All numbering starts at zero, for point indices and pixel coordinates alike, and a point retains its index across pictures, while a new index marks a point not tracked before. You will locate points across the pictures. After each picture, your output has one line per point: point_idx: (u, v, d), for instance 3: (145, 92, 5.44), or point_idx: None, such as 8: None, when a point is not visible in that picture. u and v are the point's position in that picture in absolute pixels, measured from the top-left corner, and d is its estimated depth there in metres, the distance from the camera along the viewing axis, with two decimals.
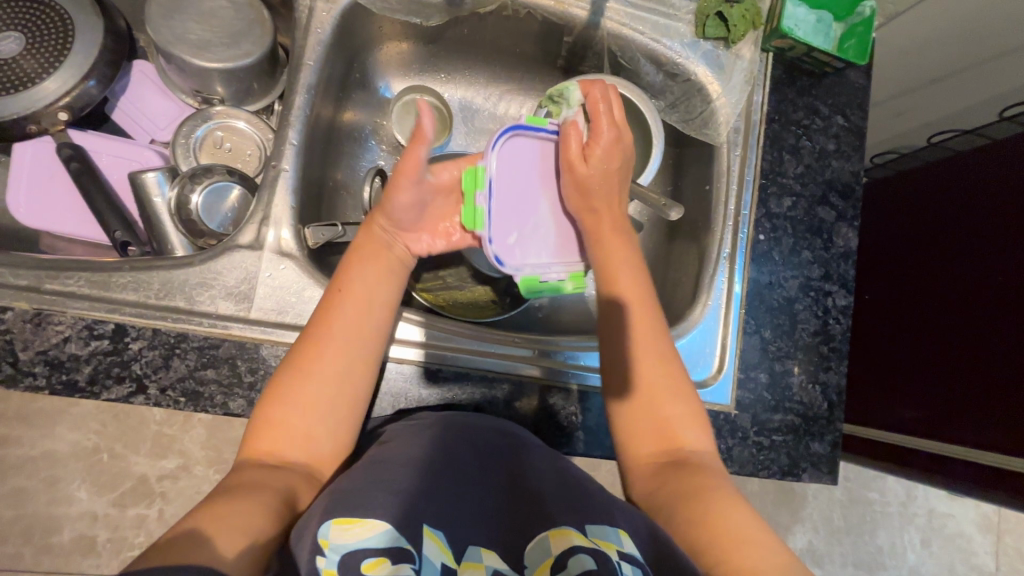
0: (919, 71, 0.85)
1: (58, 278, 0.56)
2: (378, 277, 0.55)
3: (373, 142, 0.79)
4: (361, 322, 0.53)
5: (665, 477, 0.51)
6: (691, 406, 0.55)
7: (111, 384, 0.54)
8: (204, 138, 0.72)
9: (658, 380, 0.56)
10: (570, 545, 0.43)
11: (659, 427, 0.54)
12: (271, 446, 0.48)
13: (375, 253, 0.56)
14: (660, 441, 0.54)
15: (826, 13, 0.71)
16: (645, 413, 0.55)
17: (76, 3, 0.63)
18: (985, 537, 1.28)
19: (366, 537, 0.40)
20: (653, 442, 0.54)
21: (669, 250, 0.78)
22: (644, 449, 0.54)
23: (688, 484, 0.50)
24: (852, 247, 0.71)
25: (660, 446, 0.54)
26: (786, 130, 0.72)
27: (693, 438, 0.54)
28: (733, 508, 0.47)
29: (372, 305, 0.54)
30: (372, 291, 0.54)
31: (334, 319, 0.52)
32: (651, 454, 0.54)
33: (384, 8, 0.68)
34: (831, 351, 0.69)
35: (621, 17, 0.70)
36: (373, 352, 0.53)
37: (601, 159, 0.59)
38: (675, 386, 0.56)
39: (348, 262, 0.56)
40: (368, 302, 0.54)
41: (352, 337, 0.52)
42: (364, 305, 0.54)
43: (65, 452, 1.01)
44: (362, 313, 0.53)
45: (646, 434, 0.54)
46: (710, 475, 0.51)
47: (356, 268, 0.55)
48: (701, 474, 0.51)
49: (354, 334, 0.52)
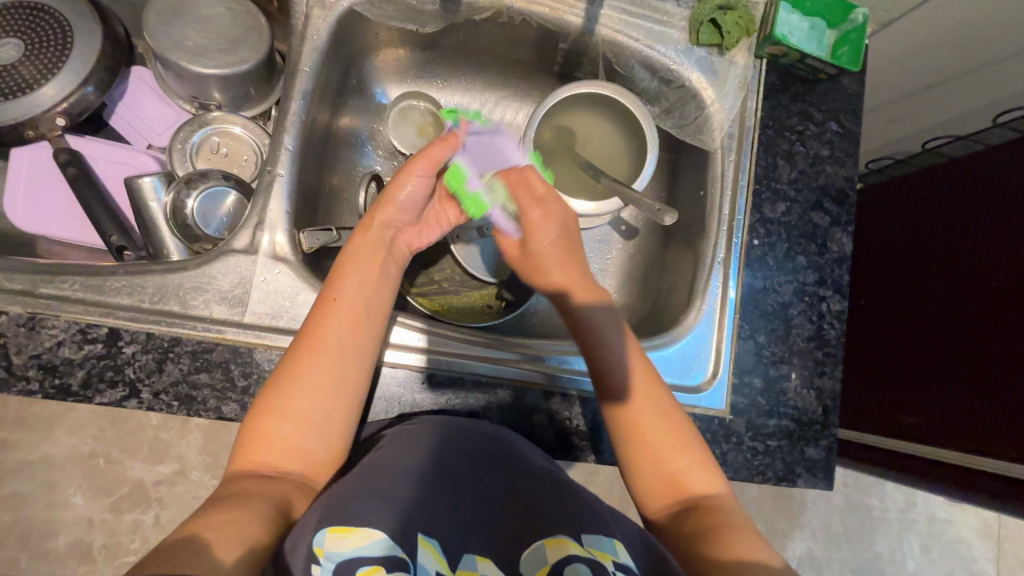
0: (914, 78, 0.86)
1: (53, 282, 0.56)
2: (375, 282, 0.56)
3: (370, 147, 0.80)
4: (352, 326, 0.53)
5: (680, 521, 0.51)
6: (694, 453, 0.54)
7: (104, 388, 0.54)
8: (201, 143, 0.72)
9: (659, 432, 0.54)
10: (566, 554, 0.43)
11: (655, 475, 0.53)
12: (264, 457, 0.48)
13: (368, 254, 0.56)
14: (670, 493, 0.53)
15: (820, 20, 0.71)
16: (649, 466, 0.54)
17: (75, 10, 0.64)
18: (985, 543, 1.27)
19: (362, 544, 0.40)
20: (663, 493, 0.53)
21: (663, 255, 0.79)
22: (658, 506, 0.53)
23: (707, 523, 0.49)
24: (846, 252, 0.71)
25: (666, 501, 0.53)
26: (781, 136, 0.72)
27: (702, 485, 0.53)
28: (742, 542, 0.47)
29: (365, 309, 0.54)
30: (368, 298, 0.55)
31: (325, 325, 0.52)
32: (664, 507, 0.53)
33: (379, 15, 0.69)
34: (825, 356, 0.69)
35: (615, 23, 0.70)
36: (366, 354, 0.53)
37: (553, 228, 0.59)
38: (672, 433, 0.55)
39: (339, 269, 0.55)
40: (361, 306, 0.54)
41: (342, 341, 0.52)
42: (357, 310, 0.54)
43: (62, 457, 1.01)
44: (356, 319, 0.53)
45: (655, 488, 0.53)
46: (729, 517, 0.50)
47: (348, 277, 0.54)
48: (712, 514, 0.50)
49: (345, 339, 0.52)
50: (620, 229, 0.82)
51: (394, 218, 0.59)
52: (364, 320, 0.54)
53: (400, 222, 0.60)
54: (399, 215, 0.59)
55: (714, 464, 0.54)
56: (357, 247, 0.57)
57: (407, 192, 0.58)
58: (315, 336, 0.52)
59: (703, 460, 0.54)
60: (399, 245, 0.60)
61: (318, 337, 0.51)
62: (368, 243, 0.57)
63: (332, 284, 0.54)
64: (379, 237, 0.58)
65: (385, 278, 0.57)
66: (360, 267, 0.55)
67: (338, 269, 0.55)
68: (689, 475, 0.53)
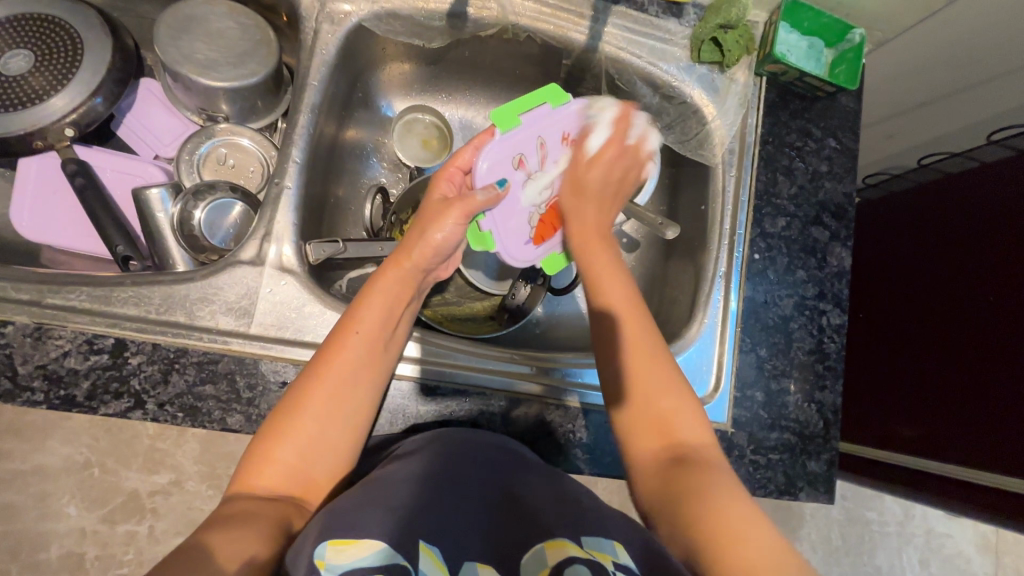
0: (909, 96, 0.87)
1: (59, 292, 0.56)
2: (396, 317, 0.55)
3: (375, 159, 0.80)
4: (370, 361, 0.53)
5: (665, 474, 0.50)
6: (683, 401, 0.54)
7: (109, 399, 0.54)
8: (208, 155, 0.73)
9: (655, 379, 0.54)
10: (567, 556, 0.43)
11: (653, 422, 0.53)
12: (268, 481, 0.48)
13: (395, 291, 0.55)
14: (656, 439, 0.52)
15: (817, 39, 0.73)
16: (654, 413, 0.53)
17: (86, 23, 0.65)
18: (983, 557, 1.27)
19: (363, 555, 0.39)
20: (654, 440, 0.52)
21: (665, 269, 0.79)
22: (647, 450, 0.52)
23: (685, 480, 0.48)
24: (845, 266, 0.72)
25: (655, 448, 0.52)
26: (780, 152, 0.73)
27: (690, 435, 0.52)
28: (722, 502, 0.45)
29: (384, 345, 0.54)
30: (388, 333, 0.54)
31: (344, 359, 0.51)
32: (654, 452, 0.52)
33: (387, 30, 0.70)
34: (825, 370, 0.70)
35: (619, 41, 0.71)
36: (377, 391, 0.54)
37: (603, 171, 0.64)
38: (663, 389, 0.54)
39: (361, 300, 0.54)
40: (379, 343, 0.53)
41: (359, 377, 0.52)
42: (377, 347, 0.53)
43: (56, 467, 1.00)
44: (374, 355, 0.53)
45: (643, 431, 0.53)
46: (710, 470, 0.49)
47: (373, 311, 0.53)
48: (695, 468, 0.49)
49: (363, 376, 0.52)
50: (622, 242, 0.83)
51: (428, 257, 0.56)
52: (382, 355, 0.54)
53: (431, 260, 0.57)
54: (432, 255, 0.56)
55: (702, 414, 0.54)
56: (384, 281, 0.55)
57: (444, 236, 0.56)
58: (332, 368, 0.51)
59: (692, 409, 0.54)
60: (422, 281, 0.59)
61: (337, 370, 0.51)
62: (396, 278, 0.55)
63: (354, 313, 0.53)
64: (407, 274, 0.56)
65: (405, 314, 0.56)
66: (386, 302, 0.54)
67: (360, 299, 0.54)
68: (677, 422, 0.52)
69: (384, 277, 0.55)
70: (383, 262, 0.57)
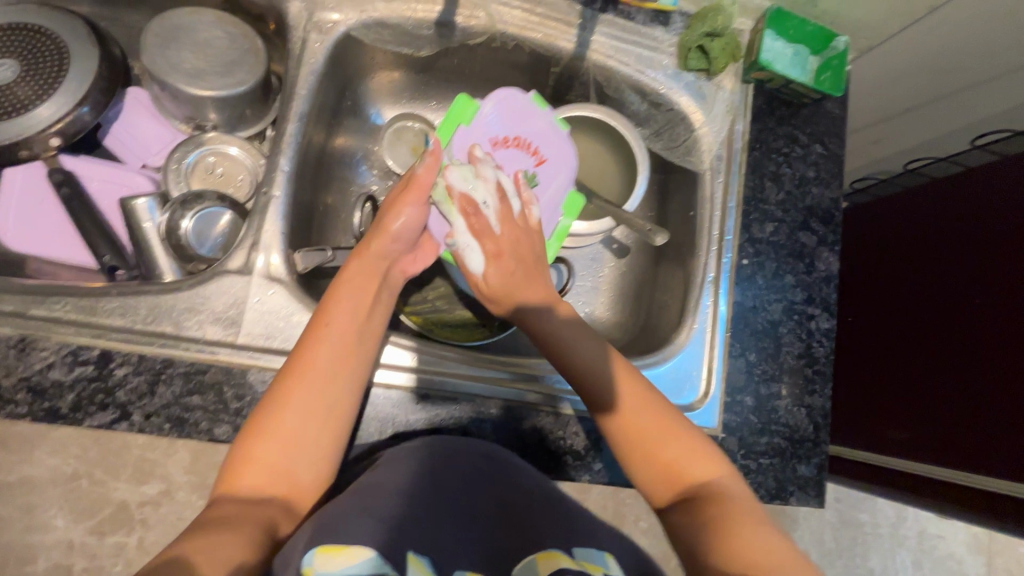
0: (894, 102, 0.88)
1: (43, 303, 0.56)
2: (365, 310, 0.55)
3: (364, 166, 0.80)
4: (344, 354, 0.52)
5: (687, 508, 0.51)
6: (690, 436, 0.54)
7: (94, 410, 0.54)
8: (196, 164, 0.73)
9: (648, 420, 0.54)
10: (558, 566, 0.43)
11: (666, 460, 0.53)
12: (253, 480, 0.47)
13: (363, 282, 0.56)
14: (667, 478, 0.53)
15: (803, 46, 0.73)
16: (662, 446, 0.53)
17: (73, 32, 0.65)
18: (975, 558, 1.28)
19: (352, 563, 0.37)
20: (663, 481, 0.53)
21: (655, 274, 0.80)
22: (660, 488, 0.53)
23: (710, 510, 0.49)
24: (833, 271, 0.73)
25: (668, 486, 0.53)
26: (767, 158, 0.74)
27: (700, 469, 0.53)
28: (749, 531, 0.47)
29: (357, 339, 0.53)
30: (359, 326, 0.54)
31: (318, 354, 0.51)
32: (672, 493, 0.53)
33: (376, 39, 0.70)
34: (815, 374, 0.70)
35: (606, 49, 0.72)
36: (357, 385, 0.52)
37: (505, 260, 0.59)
38: (662, 421, 0.54)
39: (333, 293, 0.54)
40: (352, 335, 0.53)
41: (333, 371, 0.51)
42: (349, 337, 0.53)
43: (44, 477, 0.99)
44: (347, 347, 0.52)
45: (654, 467, 0.53)
46: (730, 500, 0.50)
47: (341, 304, 0.53)
48: (718, 496, 0.50)
49: (337, 368, 0.51)
50: (612, 247, 0.83)
51: (388, 247, 0.58)
52: (354, 347, 0.53)
53: (392, 249, 0.58)
54: (392, 245, 0.58)
55: (711, 448, 0.54)
56: (347, 275, 0.55)
57: (404, 220, 0.57)
58: (305, 364, 0.51)
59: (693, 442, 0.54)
60: (389, 272, 0.59)
61: (310, 363, 0.51)
62: (360, 269, 0.56)
63: (324, 310, 0.53)
64: (371, 265, 0.57)
65: (376, 305, 0.56)
66: (351, 296, 0.54)
67: (333, 293, 0.54)
68: (687, 461, 0.53)
69: (351, 268, 0.56)
70: (348, 258, 0.57)
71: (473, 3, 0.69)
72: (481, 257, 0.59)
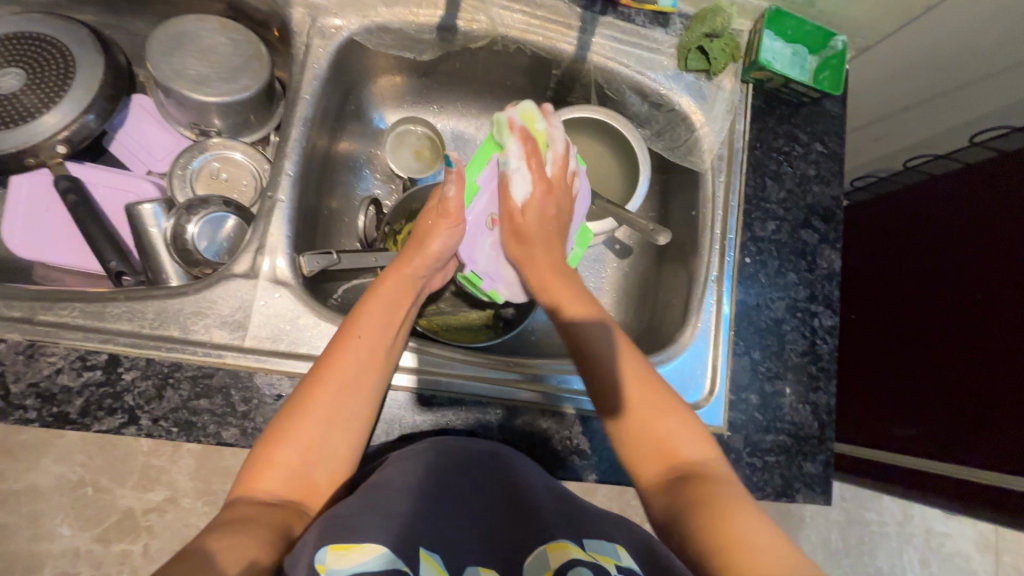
0: (892, 100, 0.89)
1: (52, 309, 0.56)
2: (394, 324, 0.56)
3: (368, 171, 0.81)
4: (370, 365, 0.53)
5: (677, 492, 0.49)
6: (686, 421, 0.53)
7: (102, 415, 0.54)
8: (201, 169, 0.73)
9: (643, 402, 0.53)
10: (569, 557, 0.44)
11: (658, 445, 0.52)
12: (270, 484, 0.47)
13: (397, 296, 0.58)
14: (660, 462, 0.51)
15: (801, 46, 0.74)
16: (661, 430, 0.52)
17: (78, 40, 0.66)
18: (983, 555, 1.28)
19: (364, 558, 0.38)
20: (656, 462, 0.51)
21: (658, 274, 0.80)
22: (652, 473, 0.52)
23: (697, 493, 0.47)
24: (835, 268, 0.73)
25: (659, 471, 0.51)
26: (768, 157, 0.74)
27: (690, 452, 0.51)
28: (741, 516, 0.45)
29: (384, 352, 0.54)
30: (388, 337, 0.55)
31: (346, 361, 0.52)
32: (663, 476, 0.51)
33: (378, 44, 0.70)
34: (819, 371, 0.70)
35: (607, 51, 0.72)
36: (376, 397, 0.53)
37: (538, 206, 0.63)
38: (663, 406, 0.53)
39: (363, 304, 0.56)
40: (380, 347, 0.54)
41: (360, 380, 0.52)
42: (377, 348, 0.54)
43: (49, 485, 0.99)
44: (374, 358, 0.53)
45: (648, 453, 0.52)
46: (723, 486, 0.48)
47: (373, 316, 0.55)
48: (714, 483, 0.48)
49: (363, 376, 0.52)
50: (614, 248, 0.83)
51: (426, 266, 0.61)
52: (382, 361, 0.54)
53: (427, 267, 0.61)
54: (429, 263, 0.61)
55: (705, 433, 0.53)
56: (382, 289, 0.57)
57: (443, 240, 0.61)
58: (333, 372, 0.51)
59: (692, 426, 0.53)
60: (419, 289, 0.61)
61: (339, 368, 0.51)
62: (396, 285, 0.58)
63: (354, 320, 0.54)
64: (405, 279, 0.59)
65: (405, 319, 0.58)
66: (384, 307, 0.56)
67: (364, 303, 0.56)
68: (678, 443, 0.52)
69: (386, 282, 0.58)
70: (383, 272, 0.60)
71: (474, 7, 0.69)
72: (528, 182, 0.63)
